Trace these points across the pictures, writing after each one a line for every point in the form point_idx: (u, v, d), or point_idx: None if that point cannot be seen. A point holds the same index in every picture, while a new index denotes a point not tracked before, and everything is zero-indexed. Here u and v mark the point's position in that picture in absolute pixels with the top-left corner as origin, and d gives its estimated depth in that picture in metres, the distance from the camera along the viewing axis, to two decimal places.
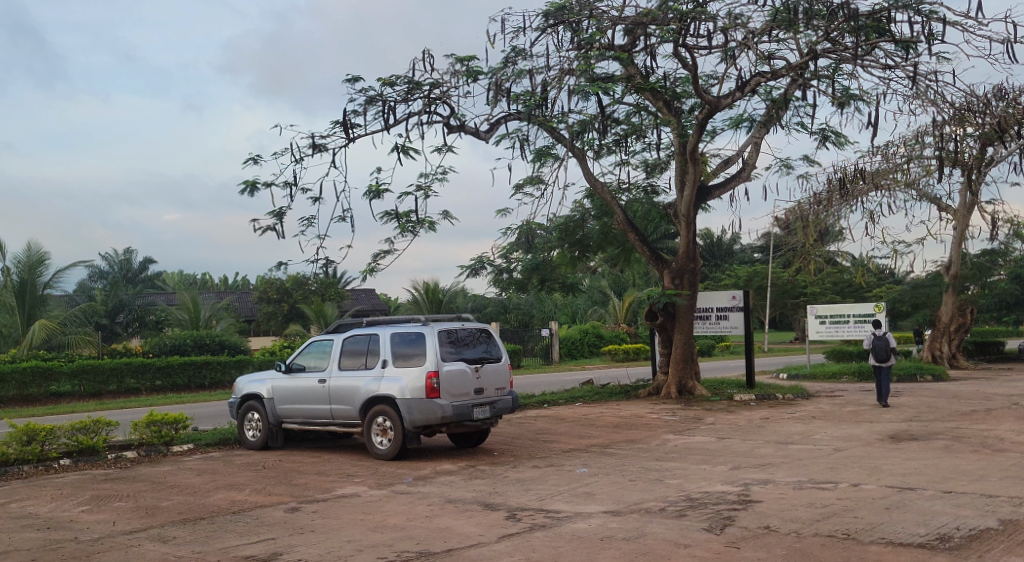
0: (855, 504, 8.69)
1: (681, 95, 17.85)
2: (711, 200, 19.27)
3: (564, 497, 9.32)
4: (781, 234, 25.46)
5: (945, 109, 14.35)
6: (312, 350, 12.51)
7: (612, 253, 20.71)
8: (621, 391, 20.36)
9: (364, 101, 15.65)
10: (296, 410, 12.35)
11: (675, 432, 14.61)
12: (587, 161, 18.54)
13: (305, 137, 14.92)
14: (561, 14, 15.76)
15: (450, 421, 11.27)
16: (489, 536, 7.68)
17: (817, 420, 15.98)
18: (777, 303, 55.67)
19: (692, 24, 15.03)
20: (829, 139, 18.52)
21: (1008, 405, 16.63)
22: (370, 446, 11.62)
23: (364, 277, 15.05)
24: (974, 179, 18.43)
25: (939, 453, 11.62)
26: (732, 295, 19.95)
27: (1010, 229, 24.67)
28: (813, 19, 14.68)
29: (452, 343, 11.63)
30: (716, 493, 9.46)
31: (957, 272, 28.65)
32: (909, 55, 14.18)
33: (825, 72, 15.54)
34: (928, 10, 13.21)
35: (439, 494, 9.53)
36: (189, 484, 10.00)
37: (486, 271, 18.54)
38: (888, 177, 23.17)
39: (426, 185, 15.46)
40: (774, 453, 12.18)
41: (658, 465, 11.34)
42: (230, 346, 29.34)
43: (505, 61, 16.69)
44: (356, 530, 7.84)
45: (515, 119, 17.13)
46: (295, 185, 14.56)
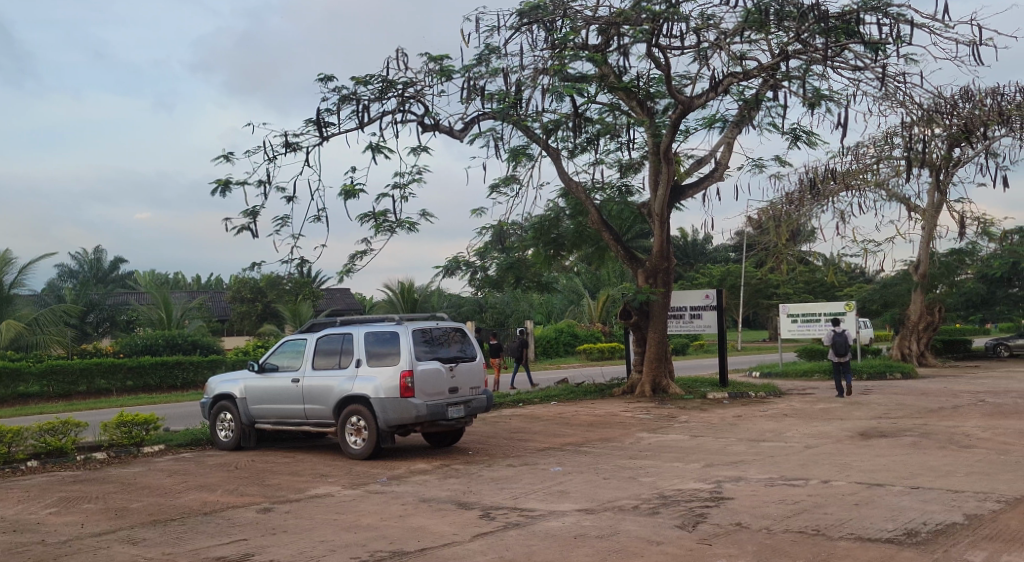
0: (825, 500, 8.80)
1: (655, 95, 17.97)
2: (685, 200, 19.39)
3: (538, 496, 9.36)
4: (753, 234, 25.65)
5: (913, 110, 14.55)
6: (286, 350, 12.46)
7: (587, 252, 20.79)
8: (596, 390, 20.44)
9: (338, 99, 15.63)
10: (268, 410, 12.30)
11: (648, 430, 14.70)
12: (562, 161, 18.61)
13: (278, 135, 14.86)
14: (536, 13, 15.78)
15: (425, 421, 11.28)
16: (463, 535, 7.70)
17: (788, 417, 16.14)
18: (750, 302, 56.18)
19: (665, 24, 15.11)
20: (801, 139, 18.73)
21: (975, 402, 16.90)
22: (344, 446, 11.61)
23: (339, 277, 14.99)
24: (942, 179, 18.64)
25: (907, 449, 11.78)
26: (706, 295, 20.10)
27: (977, 228, 25.03)
28: (784, 20, 14.83)
29: (427, 342, 11.64)
30: (689, 490, 9.55)
31: (925, 271, 29.03)
32: (878, 56, 14.37)
33: (796, 73, 15.72)
34: (897, 13, 13.39)
35: (413, 493, 9.54)
36: (159, 485, 9.93)
37: (462, 272, 18.55)
38: (858, 177, 23.46)
39: (401, 184, 15.45)
40: (746, 450, 12.30)
41: (631, 463, 11.41)
42: (202, 346, 29.14)
43: (479, 59, 16.72)
44: (329, 530, 7.82)
45: (490, 119, 17.17)
46: (269, 184, 14.46)
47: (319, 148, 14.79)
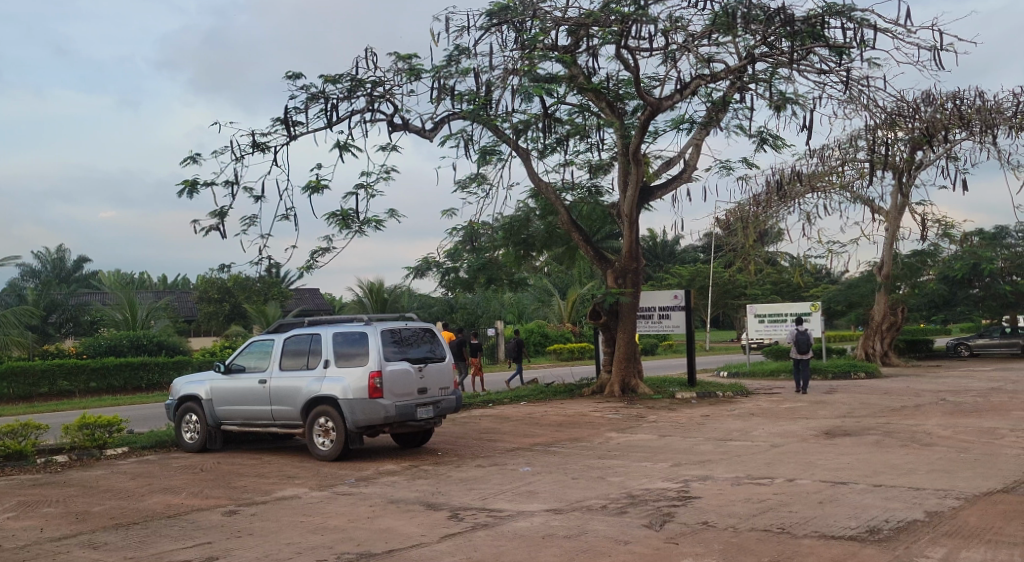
0: (790, 498, 8.90)
1: (624, 96, 18.07)
2: (654, 200, 19.50)
3: (506, 496, 9.37)
4: (721, 235, 25.86)
5: (876, 114, 14.76)
6: (253, 351, 12.37)
7: (558, 252, 20.84)
8: (565, 390, 20.48)
9: (306, 98, 15.55)
10: (235, 411, 12.20)
11: (617, 430, 14.78)
12: (532, 161, 18.65)
13: (246, 135, 14.74)
14: (505, 14, 15.78)
15: (394, 422, 11.24)
16: (431, 536, 7.69)
17: (755, 417, 16.28)
18: (719, 302, 56.62)
19: (633, 26, 15.19)
20: (768, 142, 18.93)
21: (937, 401, 17.18)
22: (312, 447, 11.55)
23: (304, 275, 14.89)
24: (906, 181, 18.90)
25: (870, 447, 11.95)
26: (674, 295, 20.22)
27: (938, 230, 25.44)
28: (750, 23, 14.98)
29: (396, 342, 11.61)
30: (657, 489, 9.61)
31: (889, 271, 29.40)
32: (842, 60, 14.55)
33: (763, 76, 15.88)
34: (861, 18, 13.57)
35: (382, 494, 9.51)
36: (122, 488, 9.81)
37: (433, 273, 18.52)
38: (823, 179, 23.76)
39: (369, 183, 15.41)
40: (713, 450, 12.40)
41: (599, 463, 11.47)
42: (168, 347, 28.81)
43: (449, 60, 16.71)
44: (296, 532, 7.78)
45: (460, 119, 17.18)
46: (236, 183, 14.33)
47: (287, 147, 14.68)
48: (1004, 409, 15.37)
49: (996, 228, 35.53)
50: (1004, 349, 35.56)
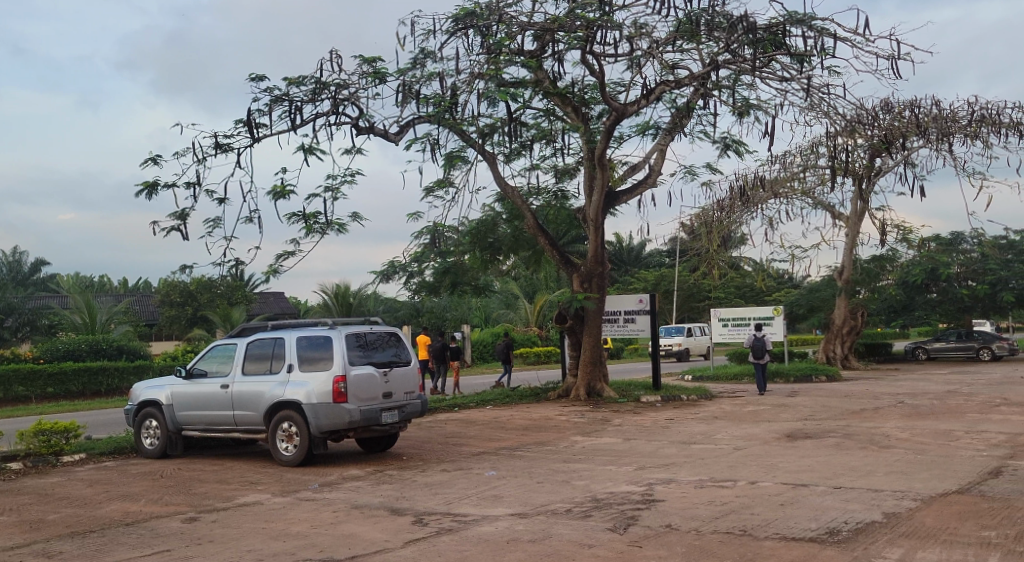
0: (752, 501, 9.00)
1: (590, 101, 18.16)
2: (619, 205, 19.61)
3: (471, 501, 9.37)
4: (686, 240, 26.08)
5: (836, 121, 14.99)
6: (215, 355, 12.25)
7: (524, 256, 20.86)
8: (531, 393, 20.52)
9: (270, 100, 15.44)
10: (196, 417, 12.06)
11: (583, 433, 14.83)
12: (498, 165, 18.67)
13: (209, 136, 14.59)
14: (470, 19, 15.78)
15: (358, 426, 11.19)
16: (395, 541, 7.67)
17: (719, 420, 16.43)
18: (683, 306, 57.10)
19: (598, 32, 15.28)
20: (731, 148, 19.13)
21: (895, 403, 17.46)
22: (275, 452, 11.45)
23: (268, 279, 14.76)
24: (865, 187, 19.20)
25: (831, 450, 12.12)
26: (640, 299, 20.34)
27: (897, 235, 25.85)
28: (714, 31, 15.18)
29: (361, 346, 11.56)
30: (621, 493, 9.66)
31: (849, 276, 29.83)
32: (804, 68, 14.75)
33: (725, 82, 16.04)
34: (821, 26, 13.77)
35: (346, 500, 9.46)
36: (79, 495, 9.66)
37: (398, 276, 18.48)
38: (786, 185, 24.06)
39: (333, 187, 15.34)
40: (677, 453, 12.49)
41: (564, 466, 11.50)
42: (128, 352, 28.40)
43: (414, 63, 16.69)
44: (257, 539, 7.71)
45: (425, 122, 17.17)
46: (198, 185, 14.18)
47: (250, 149, 14.56)
48: (960, 412, 15.68)
49: (951, 234, 36.19)
50: (960, 352, 36.21)
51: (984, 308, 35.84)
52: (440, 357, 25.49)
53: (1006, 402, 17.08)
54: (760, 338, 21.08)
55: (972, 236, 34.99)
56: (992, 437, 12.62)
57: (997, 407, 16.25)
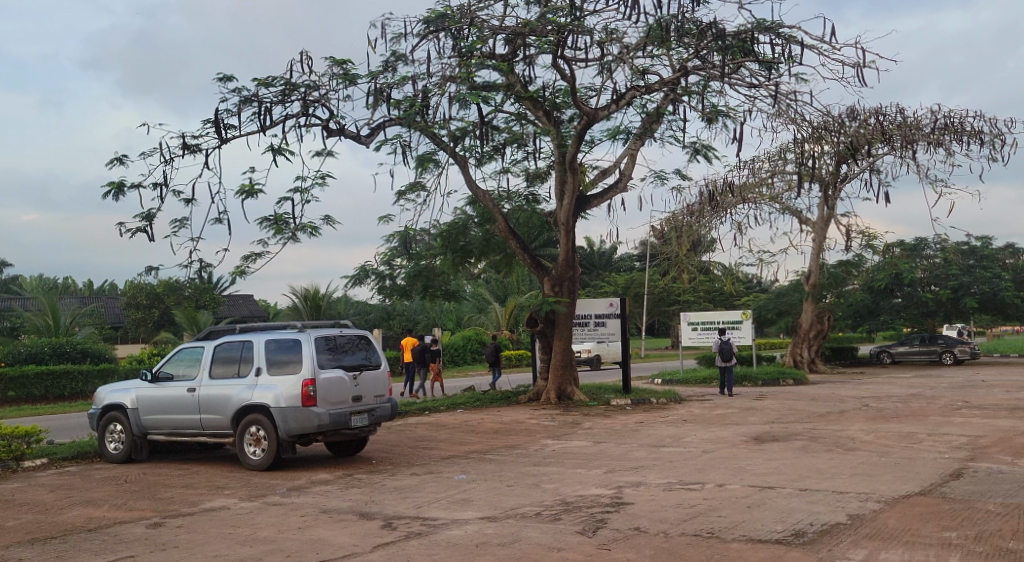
0: (720, 503, 9.07)
1: (561, 105, 18.20)
2: (590, 209, 19.68)
3: (440, 504, 9.36)
4: (656, 244, 26.24)
5: (803, 128, 15.18)
6: (182, 358, 12.13)
7: (495, 260, 20.85)
8: (502, 396, 20.54)
9: (239, 101, 15.33)
10: (162, 421, 11.93)
11: (553, 437, 14.87)
12: (469, 168, 18.67)
13: (176, 136, 14.44)
14: (442, 22, 15.79)
15: (327, 430, 11.13)
16: (363, 546, 7.64)
17: (688, 423, 16.55)
18: (653, 310, 57.48)
19: (569, 36, 15.36)
20: (700, 153, 19.27)
21: (860, 406, 17.69)
22: (242, 457, 11.36)
23: (235, 280, 14.63)
24: (831, 193, 19.44)
25: (798, 452, 12.25)
26: (610, 303, 20.42)
27: (862, 241, 26.22)
28: (684, 37, 15.31)
29: (330, 349, 11.51)
30: (590, 496, 9.70)
31: (815, 281, 30.24)
32: (772, 75, 14.92)
33: (695, 88, 16.17)
34: (788, 34, 13.94)
35: (314, 504, 9.41)
36: (41, 501, 9.51)
37: (370, 280, 18.42)
38: (754, 190, 24.31)
39: (303, 189, 15.26)
40: (647, 456, 12.56)
41: (533, 469, 11.52)
42: (92, 354, 28.01)
43: (385, 66, 16.65)
44: (223, 544, 7.65)
45: (396, 125, 17.14)
46: (165, 186, 14.03)
47: (219, 150, 14.43)
48: (923, 415, 15.92)
49: (915, 240, 36.75)
50: (924, 356, 36.74)
51: (946, 312, 36.38)
52: (422, 360, 25.57)
53: (967, 405, 17.37)
54: (727, 338, 21.63)
55: (935, 242, 35.53)
56: (954, 439, 12.83)
57: (958, 410, 16.52)
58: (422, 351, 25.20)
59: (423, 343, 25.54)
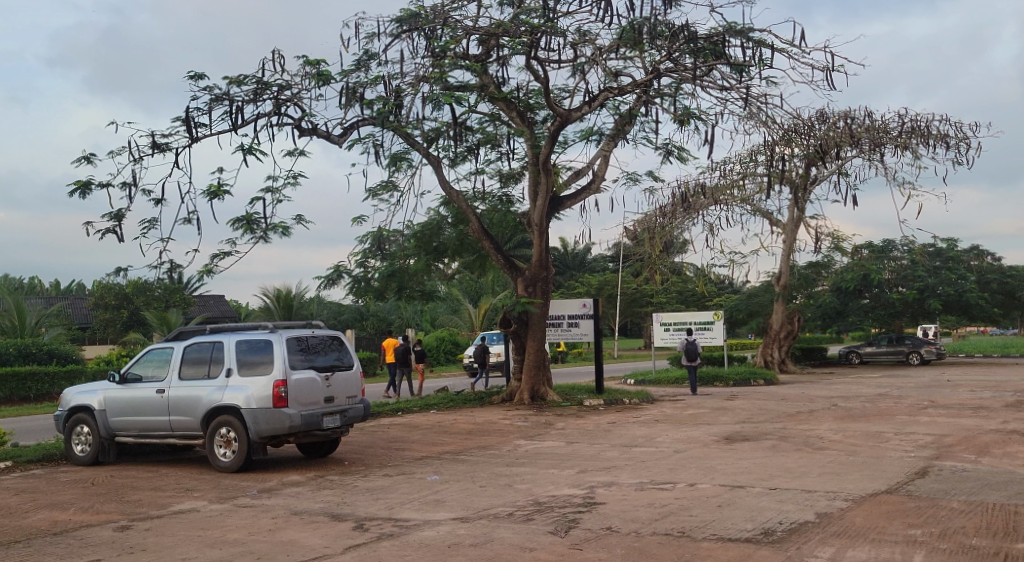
0: (690, 503, 9.13)
1: (534, 106, 18.24)
2: (564, 210, 19.74)
3: (412, 506, 9.34)
4: (629, 245, 26.38)
5: (774, 130, 15.32)
6: (151, 358, 12.02)
7: (468, 260, 20.85)
8: (476, 397, 20.53)
9: (210, 99, 15.22)
10: (130, 423, 11.80)
11: (526, 437, 14.88)
12: (442, 169, 18.66)
13: (145, 135, 14.30)
14: (415, 21, 15.77)
15: (298, 431, 11.07)
16: (334, 548, 7.62)
17: (660, 423, 16.66)
18: (626, 310, 57.76)
19: (542, 37, 15.40)
20: (673, 154, 19.39)
21: (829, 406, 17.87)
22: (213, 458, 11.28)
23: (203, 280, 14.52)
24: (801, 195, 19.63)
25: (768, 452, 12.36)
26: (583, 303, 20.44)
27: (831, 243, 26.53)
28: (656, 39, 15.38)
29: (302, 350, 11.46)
30: (563, 496, 9.73)
31: (786, 281, 30.54)
32: (743, 78, 15.05)
33: (667, 90, 16.27)
34: (758, 38, 14.07)
35: (285, 506, 9.36)
36: (5, 504, 9.38)
37: (343, 281, 18.34)
38: (726, 192, 24.50)
39: (274, 189, 15.17)
40: (619, 456, 12.62)
41: (506, 470, 11.53)
42: (59, 355, 27.70)
43: (357, 65, 16.59)
44: (191, 547, 7.58)
45: (369, 125, 17.10)
46: (134, 185, 13.88)
47: (189, 150, 14.31)
48: (890, 414, 16.13)
49: (883, 241, 37.22)
50: (892, 356, 37.22)
51: (913, 313, 36.84)
52: (405, 359, 25.38)
53: (932, 405, 17.62)
54: (694, 339, 21.85)
55: (903, 244, 35.99)
56: (920, 438, 13.01)
57: (925, 409, 16.75)
58: (405, 352, 25.02)
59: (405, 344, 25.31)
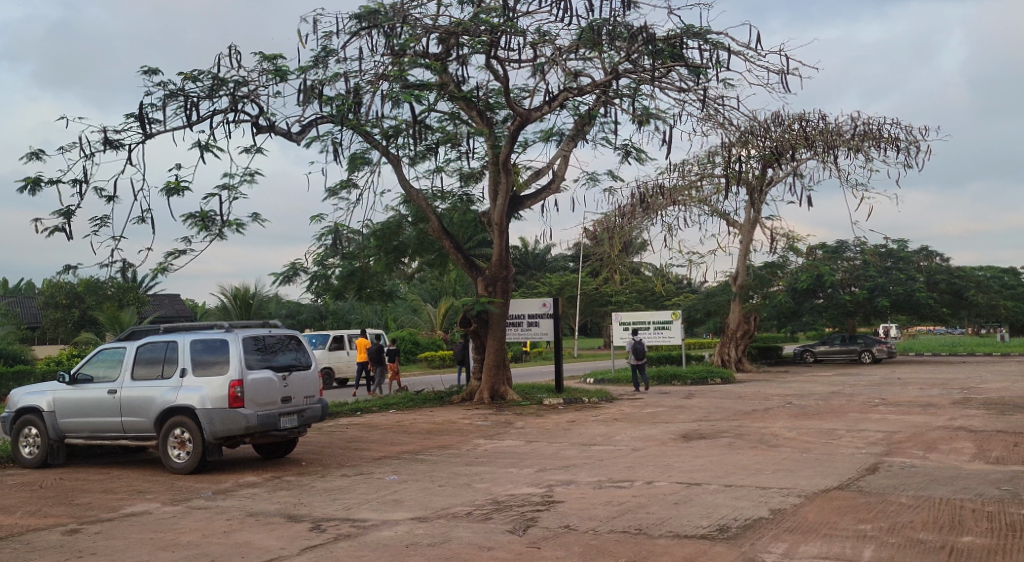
0: (647, 501, 9.20)
1: (494, 106, 18.24)
2: (523, 209, 19.76)
3: (370, 506, 9.28)
4: (588, 245, 26.52)
5: (730, 132, 15.48)
6: (102, 359, 11.80)
7: (429, 259, 20.75)
8: (435, 397, 20.47)
9: (163, 95, 14.98)
10: (81, 424, 11.59)
11: (485, 436, 14.89)
12: (402, 167, 18.59)
13: (97, 131, 14.02)
14: (374, 18, 15.67)
15: (254, 431, 10.95)
16: (290, 549, 7.55)
17: (618, 421, 16.76)
18: (586, 309, 58.05)
19: (502, 37, 15.37)
20: (632, 155, 19.52)
21: (784, 404, 18.13)
22: (166, 459, 11.12)
23: (158, 278, 14.29)
24: (757, 195, 19.86)
25: (724, 449, 12.49)
26: (543, 303, 20.50)
27: (786, 244, 26.92)
28: (615, 40, 15.46)
29: (259, 350, 11.34)
30: (522, 495, 9.75)
31: (742, 282, 30.91)
32: (700, 80, 15.19)
33: (626, 91, 16.36)
34: (715, 40, 14.22)
35: (240, 507, 9.25)
36: None
37: (300, 278, 18.17)
38: (684, 193, 24.74)
39: (232, 186, 14.98)
40: (577, 454, 12.67)
41: (465, 469, 11.52)
42: (7, 356, 27.12)
43: (316, 61, 16.45)
44: (143, 550, 7.46)
45: (328, 122, 16.98)
46: (86, 182, 13.62)
47: (142, 146, 14.07)
48: (843, 411, 16.39)
49: (837, 242, 37.88)
50: (845, 355, 37.82)
51: (865, 313, 37.49)
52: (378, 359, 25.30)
53: (884, 403, 17.95)
54: (638, 338, 22.17)
55: (856, 245, 36.63)
56: (871, 435, 13.23)
57: (876, 407, 17.07)
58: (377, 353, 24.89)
59: (378, 345, 25.15)
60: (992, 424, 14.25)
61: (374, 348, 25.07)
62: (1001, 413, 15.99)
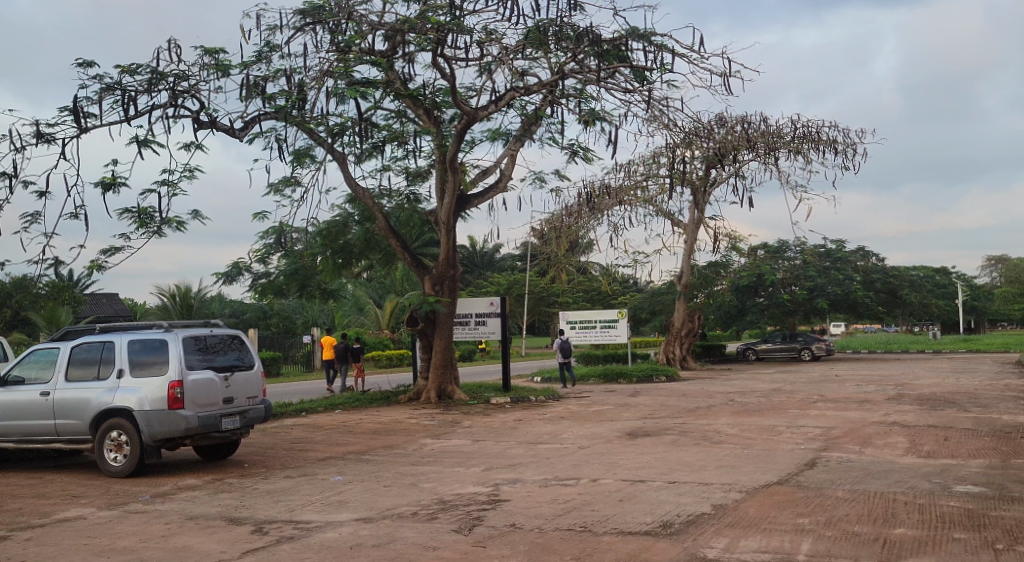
0: (592, 498, 9.25)
1: (441, 105, 18.17)
2: (470, 209, 19.72)
3: (314, 507, 9.17)
4: (535, 244, 26.55)
5: (675, 133, 15.64)
6: (35, 360, 11.47)
7: (375, 259, 20.59)
8: (382, 397, 20.31)
9: (99, 89, 14.62)
10: (12, 427, 11.28)
11: (432, 436, 14.82)
12: (348, 165, 18.44)
13: (29, 124, 13.63)
14: (319, 14, 15.51)
15: (195, 433, 10.76)
16: (230, 552, 7.43)
17: (565, 420, 16.82)
18: (533, 308, 58.10)
19: (448, 35, 15.34)
20: (579, 155, 19.59)
21: (726, 402, 18.37)
22: (102, 463, 10.85)
23: (92, 275, 13.95)
24: (701, 195, 20.07)
25: (669, 446, 12.62)
26: (490, 302, 20.50)
27: (729, 244, 27.33)
28: (561, 41, 15.52)
29: (200, 350, 11.15)
30: (468, 494, 9.72)
31: (687, 281, 31.29)
32: (645, 81, 15.33)
33: (572, 92, 16.43)
34: (659, 42, 14.36)
35: (180, 511, 9.07)
36: None
37: (242, 278, 17.90)
38: (630, 192, 24.96)
39: (171, 182, 14.69)
40: (523, 453, 12.68)
41: (411, 470, 11.45)
42: None
43: (258, 57, 16.21)
44: (76, 557, 7.27)
45: (271, 119, 16.77)
46: (16, 177, 13.23)
47: (76, 140, 13.71)
48: (784, 408, 16.68)
49: (779, 242, 38.51)
50: (785, 354, 38.47)
51: (806, 312, 38.17)
52: (343, 359, 24.93)
53: (823, 399, 18.29)
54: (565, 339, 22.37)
55: (796, 245, 37.31)
56: (810, 431, 13.47)
57: (816, 403, 17.37)
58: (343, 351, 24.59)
59: (344, 343, 24.84)
60: (924, 419, 14.63)
61: (341, 346, 24.76)
62: (933, 408, 16.43)
